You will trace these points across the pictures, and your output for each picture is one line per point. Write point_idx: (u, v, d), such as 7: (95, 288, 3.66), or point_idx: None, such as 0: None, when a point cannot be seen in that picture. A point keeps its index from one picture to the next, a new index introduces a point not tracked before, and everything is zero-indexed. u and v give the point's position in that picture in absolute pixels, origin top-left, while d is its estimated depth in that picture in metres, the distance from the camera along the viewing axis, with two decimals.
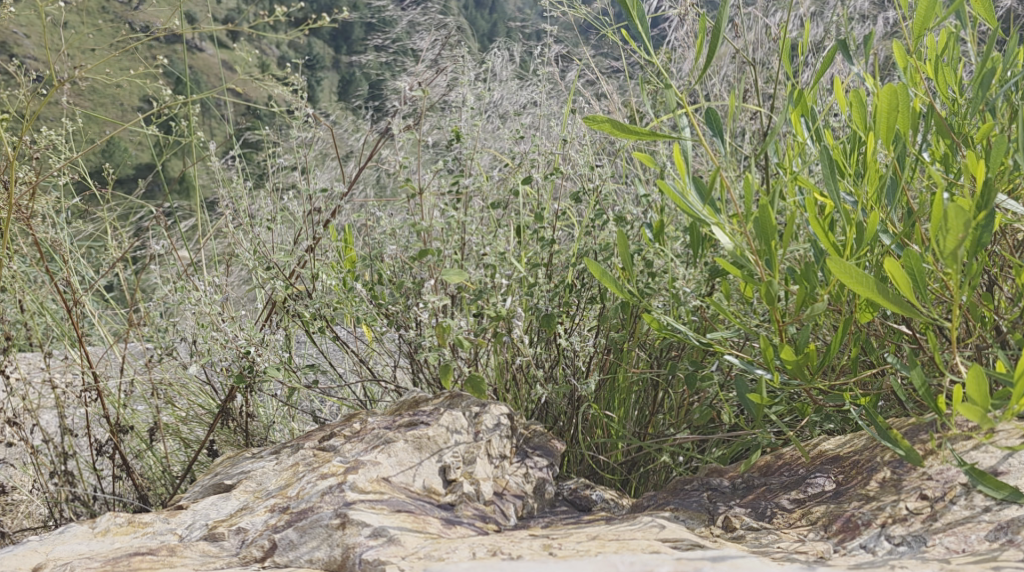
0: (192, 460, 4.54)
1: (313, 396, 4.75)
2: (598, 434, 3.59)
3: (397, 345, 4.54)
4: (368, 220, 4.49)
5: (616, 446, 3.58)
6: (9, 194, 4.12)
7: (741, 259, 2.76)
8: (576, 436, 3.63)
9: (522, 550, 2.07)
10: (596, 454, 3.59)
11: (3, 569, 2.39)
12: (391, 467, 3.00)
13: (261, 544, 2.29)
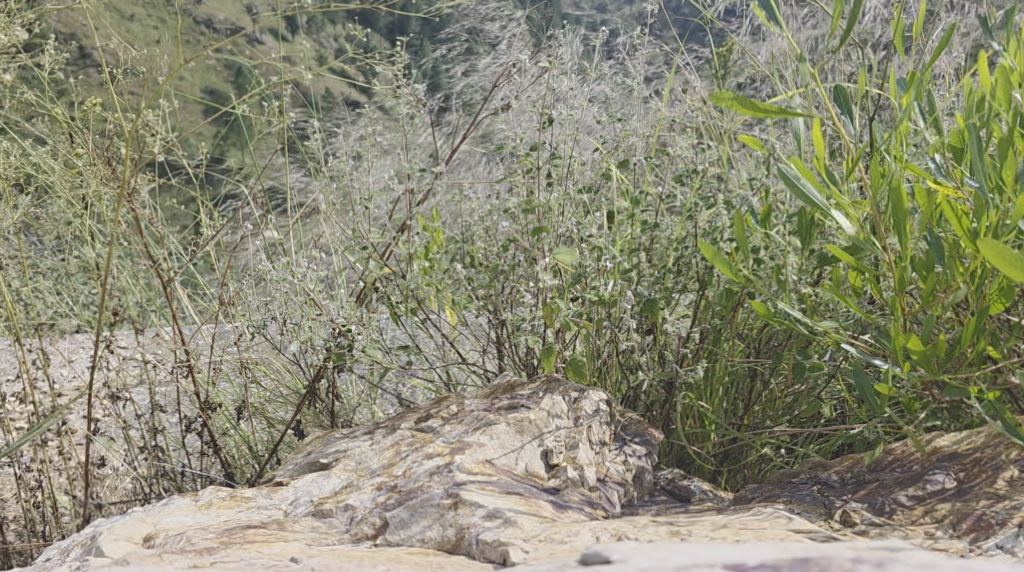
0: (279, 439, 4.55)
1: (399, 378, 4.74)
2: (691, 424, 3.51)
3: (486, 330, 4.52)
4: (461, 202, 4.46)
5: (710, 437, 3.51)
6: (114, 169, 4.14)
7: (862, 245, 2.69)
8: (668, 425, 3.55)
9: (649, 535, 2.03)
10: (689, 444, 3.51)
11: (114, 538, 2.37)
12: (493, 449, 2.97)
13: (372, 521, 2.28)
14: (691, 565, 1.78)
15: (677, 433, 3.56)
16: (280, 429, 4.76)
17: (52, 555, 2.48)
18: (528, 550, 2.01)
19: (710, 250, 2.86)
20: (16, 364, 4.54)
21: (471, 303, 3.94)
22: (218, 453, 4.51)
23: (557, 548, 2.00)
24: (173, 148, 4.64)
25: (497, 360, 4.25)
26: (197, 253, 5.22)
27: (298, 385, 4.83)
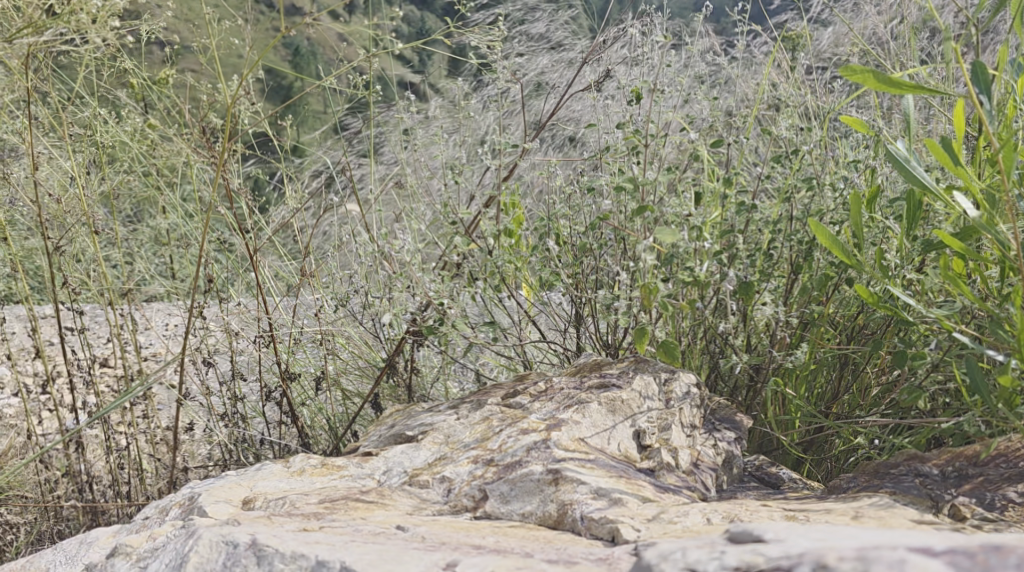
0: (357, 411, 4.54)
1: (478, 355, 4.73)
2: (778, 411, 3.44)
3: (568, 309, 4.48)
4: (549, 179, 4.41)
5: (796, 425, 3.43)
6: (216, 140, 4.15)
7: (990, 231, 2.60)
8: (753, 410, 3.48)
9: (762, 519, 2.00)
10: (775, 431, 3.43)
11: (213, 500, 2.38)
12: (586, 428, 2.94)
13: (471, 494, 2.26)
14: (870, 548, 1.66)
15: (764, 418, 3.49)
16: (358, 401, 4.77)
17: (152, 514, 2.53)
18: (639, 528, 1.99)
19: (822, 228, 2.84)
20: (108, 330, 4.60)
21: (559, 283, 3.89)
22: (297, 422, 4.52)
23: (667, 528, 1.97)
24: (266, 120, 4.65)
25: (578, 340, 4.20)
26: (282, 223, 5.23)
27: (377, 358, 4.83)
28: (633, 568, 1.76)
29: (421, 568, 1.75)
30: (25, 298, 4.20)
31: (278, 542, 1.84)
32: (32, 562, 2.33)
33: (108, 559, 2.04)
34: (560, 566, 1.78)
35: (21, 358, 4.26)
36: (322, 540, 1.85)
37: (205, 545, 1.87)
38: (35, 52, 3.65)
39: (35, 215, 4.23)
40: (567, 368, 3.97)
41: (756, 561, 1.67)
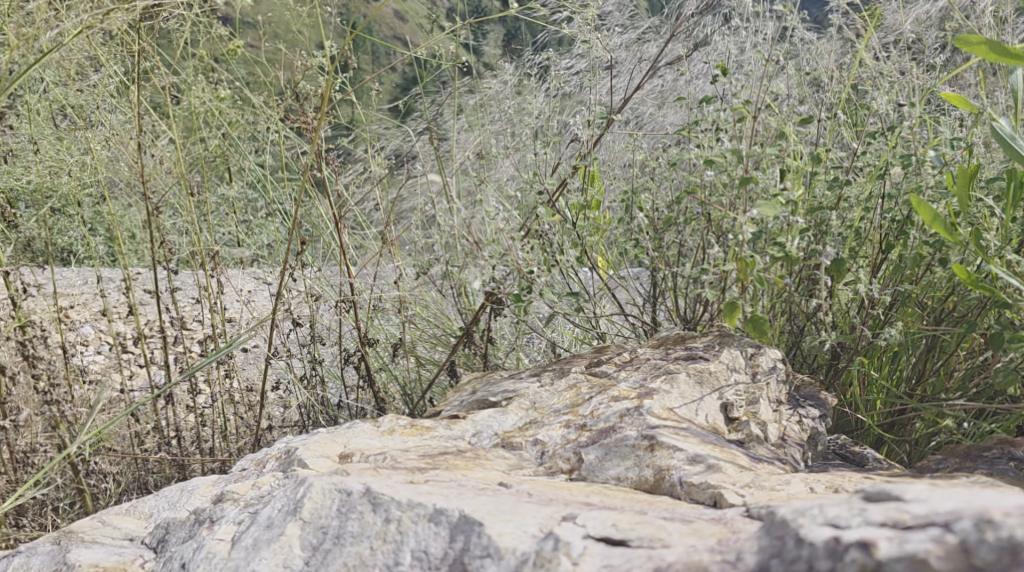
0: (431, 379, 4.51)
1: (556, 327, 4.73)
2: (860, 390, 3.39)
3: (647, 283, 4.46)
4: (637, 151, 4.39)
5: (877, 405, 3.38)
6: (316, 109, 4.19)
7: None
8: (835, 389, 3.44)
9: (864, 489, 2.00)
10: (856, 411, 3.37)
11: (312, 453, 2.43)
12: (672, 398, 2.93)
13: (566, 457, 2.28)
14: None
15: (845, 398, 3.45)
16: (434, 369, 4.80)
17: (249, 466, 2.60)
18: (742, 493, 1.99)
19: (925, 204, 2.81)
20: (197, 290, 4.68)
21: (643, 257, 3.84)
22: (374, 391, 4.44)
23: (770, 495, 1.97)
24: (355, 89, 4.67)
25: (650, 313, 4.11)
26: (365, 189, 5.27)
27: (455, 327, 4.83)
28: (749, 528, 1.77)
29: (539, 519, 1.81)
30: (121, 256, 4.28)
31: (392, 490, 1.90)
32: (135, 506, 2.39)
33: (216, 504, 2.09)
34: (678, 523, 1.81)
35: (116, 314, 4.35)
36: (434, 490, 1.91)
37: (317, 492, 1.94)
38: (144, 13, 3.70)
39: (132, 174, 4.30)
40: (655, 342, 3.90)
41: (902, 517, 1.63)
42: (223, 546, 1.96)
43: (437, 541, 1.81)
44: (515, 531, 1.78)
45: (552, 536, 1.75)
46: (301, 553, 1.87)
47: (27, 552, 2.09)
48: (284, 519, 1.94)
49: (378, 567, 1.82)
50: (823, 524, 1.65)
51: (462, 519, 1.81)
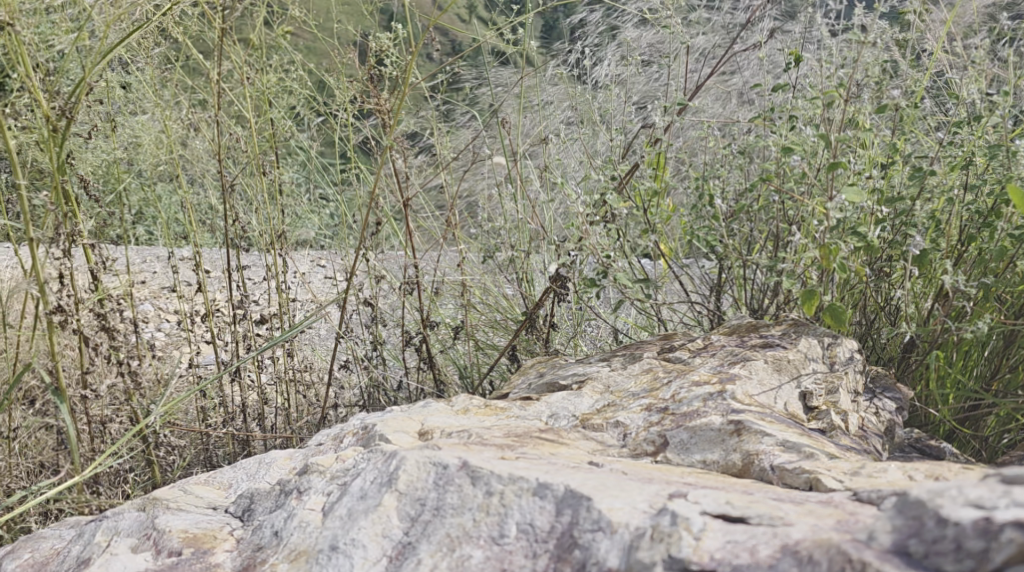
0: (490, 364, 4.23)
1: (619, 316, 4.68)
2: (931, 384, 3.17)
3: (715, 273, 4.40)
4: (709, 139, 4.33)
5: (949, 399, 3.16)
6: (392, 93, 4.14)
7: None
8: (905, 383, 3.23)
9: (967, 476, 1.95)
10: (928, 405, 3.14)
11: (391, 429, 2.42)
12: (750, 385, 2.87)
13: (651, 440, 2.25)
14: None
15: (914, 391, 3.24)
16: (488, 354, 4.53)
17: (325, 441, 2.59)
18: (840, 479, 1.96)
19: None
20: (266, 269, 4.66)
21: (716, 244, 3.62)
22: (436, 376, 4.19)
23: (868, 480, 1.94)
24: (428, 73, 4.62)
25: (718, 304, 3.85)
26: (432, 172, 5.25)
27: (514, 311, 4.55)
28: (865, 511, 1.74)
29: (648, 496, 1.79)
30: (194, 234, 4.26)
31: (490, 465, 1.90)
32: (213, 476, 2.39)
33: (301, 476, 2.09)
34: (791, 504, 1.78)
35: (187, 290, 4.34)
36: (532, 466, 1.92)
37: (412, 466, 1.94)
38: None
39: (206, 152, 4.28)
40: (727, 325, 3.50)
41: None
42: (314, 516, 1.96)
43: (543, 514, 1.81)
44: (625, 507, 1.77)
45: (667, 512, 1.73)
46: (400, 523, 1.87)
47: (113, 517, 2.07)
48: (378, 491, 1.93)
49: (482, 538, 1.81)
50: (966, 505, 1.61)
51: (568, 493, 1.81)
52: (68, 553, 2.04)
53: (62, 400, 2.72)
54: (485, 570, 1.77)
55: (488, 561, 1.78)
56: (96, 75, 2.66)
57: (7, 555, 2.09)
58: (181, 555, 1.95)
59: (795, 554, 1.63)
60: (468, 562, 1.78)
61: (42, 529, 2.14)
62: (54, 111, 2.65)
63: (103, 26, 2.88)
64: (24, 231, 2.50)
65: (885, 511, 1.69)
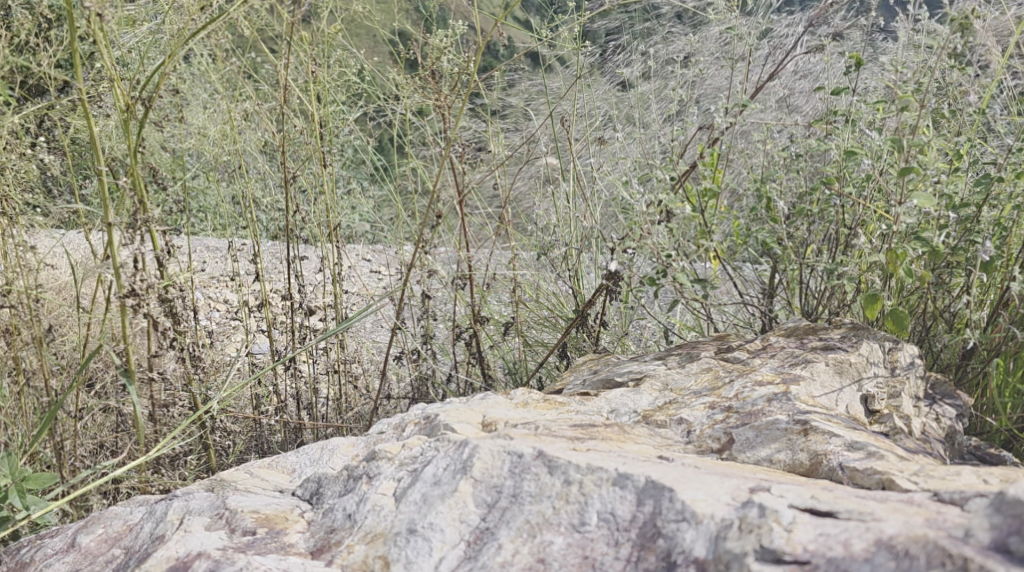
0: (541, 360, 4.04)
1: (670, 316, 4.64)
2: (983, 393, 3.04)
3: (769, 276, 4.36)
4: (768, 143, 4.29)
5: (1008, 407, 3.01)
6: (457, 91, 4.11)
7: None
8: (963, 391, 3.11)
9: None
10: (984, 412, 3.00)
11: (455, 419, 2.43)
12: (811, 386, 2.73)
13: (716, 437, 2.25)
14: None
15: (975, 398, 3.10)
16: (535, 352, 4.27)
17: (386, 429, 2.60)
18: (914, 480, 1.95)
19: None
20: (319, 259, 4.65)
21: (776, 245, 3.43)
22: (485, 370, 4.05)
23: (942, 481, 1.92)
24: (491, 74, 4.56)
25: (772, 305, 3.67)
26: (485, 169, 5.22)
27: (566, 310, 4.28)
28: (953, 510, 1.73)
29: (728, 489, 1.81)
30: (253, 223, 4.27)
31: (568, 455, 1.92)
32: (277, 461, 2.41)
33: (369, 462, 2.11)
34: (875, 501, 1.78)
35: (244, 278, 4.35)
36: (607, 457, 1.94)
37: (486, 454, 1.97)
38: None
39: (266, 145, 4.26)
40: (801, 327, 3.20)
41: None
42: (387, 500, 1.98)
43: (624, 504, 1.83)
44: (708, 499, 1.79)
45: (754, 504, 1.74)
46: (477, 509, 1.89)
47: (184, 498, 2.11)
48: (452, 477, 1.95)
49: (563, 525, 1.83)
50: None
51: (649, 484, 1.83)
52: (141, 529, 2.07)
53: (131, 381, 2.73)
54: (567, 556, 1.79)
55: (570, 548, 1.80)
56: (174, 66, 2.65)
57: (82, 529, 2.13)
58: (255, 534, 1.97)
59: (890, 548, 1.62)
60: (549, 548, 1.80)
61: (113, 506, 2.17)
62: (134, 99, 2.65)
63: (183, 15, 2.89)
64: (98, 216, 2.51)
65: (977, 511, 1.69)
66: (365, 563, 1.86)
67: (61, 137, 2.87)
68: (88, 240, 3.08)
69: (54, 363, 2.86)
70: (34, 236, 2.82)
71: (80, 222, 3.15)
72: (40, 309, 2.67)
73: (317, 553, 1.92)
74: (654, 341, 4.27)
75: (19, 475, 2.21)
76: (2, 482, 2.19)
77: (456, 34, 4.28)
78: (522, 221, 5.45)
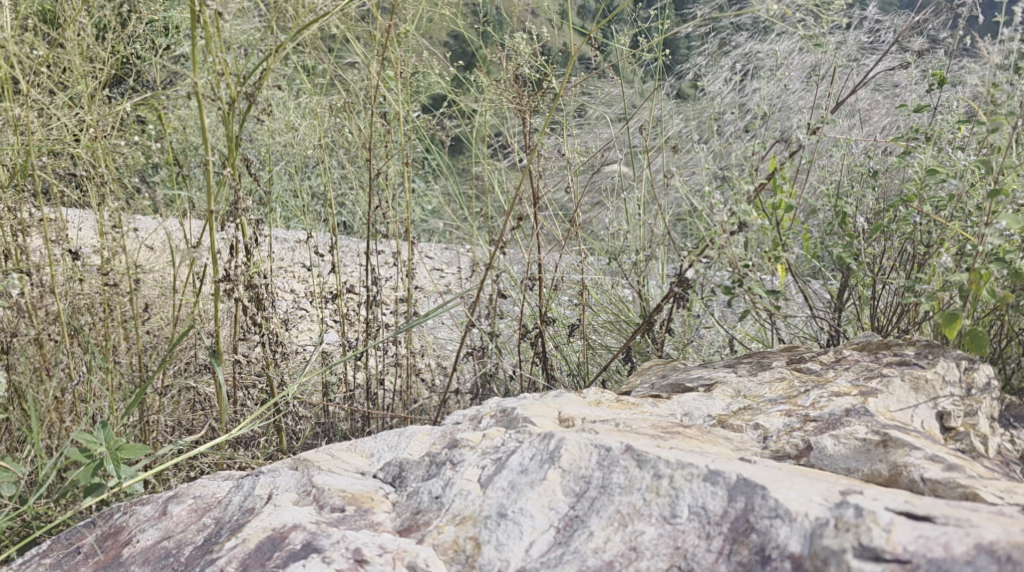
0: (605, 363, 3.97)
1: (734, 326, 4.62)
2: None
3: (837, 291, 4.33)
4: (847, 159, 4.24)
5: None
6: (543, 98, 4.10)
7: None
8: None
9: None
10: None
11: (532, 414, 2.46)
12: (886, 401, 2.68)
13: (794, 443, 2.27)
14: None
15: None
16: (600, 355, 4.23)
17: (461, 421, 2.63)
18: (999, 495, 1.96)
19: None
20: (392, 254, 4.69)
21: (851, 259, 3.38)
22: (549, 371, 4.02)
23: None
24: (574, 82, 4.55)
25: (842, 320, 3.62)
26: (557, 173, 5.22)
27: (634, 314, 4.23)
28: None
29: (821, 490, 1.83)
30: (331, 218, 4.32)
31: (655, 450, 1.96)
32: (356, 444, 2.40)
33: (451, 448, 2.15)
34: (969, 510, 1.78)
35: (320, 268, 4.40)
36: (694, 455, 1.97)
37: (573, 446, 2.02)
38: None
39: (345, 142, 4.28)
40: (874, 343, 3.14)
41: None
42: (473, 485, 2.02)
43: (716, 499, 1.86)
44: (801, 498, 1.81)
45: (849, 504, 1.76)
46: (566, 498, 1.94)
47: (270, 474, 2.18)
48: (540, 467, 2.00)
49: (654, 517, 1.86)
50: None
51: (741, 481, 1.86)
52: (230, 502, 2.14)
53: (218, 362, 2.79)
54: (658, 546, 1.82)
55: (661, 538, 1.83)
56: (280, 63, 2.71)
57: (171, 499, 2.19)
58: (345, 512, 2.03)
59: (991, 553, 1.64)
60: (641, 538, 1.84)
61: (201, 478, 2.24)
62: (241, 95, 2.71)
63: (285, 13, 2.93)
64: (199, 204, 2.57)
65: None
66: (456, 543, 1.91)
67: (162, 126, 2.93)
68: (180, 226, 3.14)
69: (145, 340, 2.93)
70: (133, 217, 2.89)
71: (175, 206, 3.22)
72: (137, 286, 2.74)
73: (405, 532, 1.97)
74: (717, 351, 4.24)
75: (113, 444, 2.28)
76: (97, 450, 2.27)
77: (542, 42, 4.26)
78: (589, 226, 5.45)
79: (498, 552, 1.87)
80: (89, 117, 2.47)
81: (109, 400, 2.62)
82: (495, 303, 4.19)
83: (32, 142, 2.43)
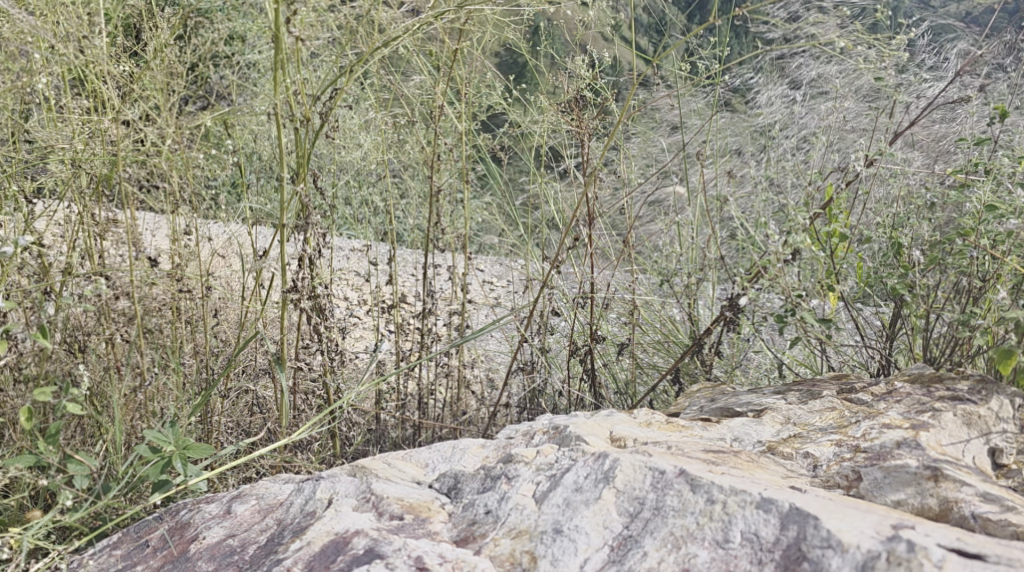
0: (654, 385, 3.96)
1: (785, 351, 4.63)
2: None
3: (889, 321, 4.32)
4: (905, 190, 4.23)
5: None
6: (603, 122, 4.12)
7: None
8: None
9: None
10: None
11: (583, 432, 2.51)
12: (938, 434, 2.67)
13: (845, 473, 2.30)
14: None
15: None
16: (650, 375, 4.25)
17: (515, 436, 2.68)
18: None
19: None
20: (447, 267, 4.74)
21: (907, 291, 3.38)
22: (597, 389, 4.04)
23: None
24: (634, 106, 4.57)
25: (894, 351, 3.61)
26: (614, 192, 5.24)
27: (685, 336, 4.25)
28: None
29: (873, 523, 1.86)
30: (390, 230, 4.37)
31: (709, 475, 2.00)
32: (411, 454, 2.46)
33: (507, 463, 2.20)
34: (1020, 550, 1.81)
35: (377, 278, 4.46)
36: (747, 481, 2.01)
37: (627, 468, 2.06)
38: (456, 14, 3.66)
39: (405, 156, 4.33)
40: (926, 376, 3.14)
41: None
42: (529, 501, 2.07)
43: (768, 526, 1.89)
44: (853, 530, 1.84)
45: (901, 539, 1.79)
46: (620, 517, 1.98)
47: (330, 479, 2.24)
48: (595, 486, 2.05)
49: (706, 540, 1.90)
50: None
51: (793, 510, 1.89)
52: (291, 505, 2.21)
53: (281, 368, 2.86)
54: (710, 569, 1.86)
55: (714, 562, 1.87)
56: (349, 82, 2.77)
57: (236, 499, 2.27)
58: (404, 520, 2.08)
59: None
60: (694, 560, 1.88)
61: (265, 480, 2.31)
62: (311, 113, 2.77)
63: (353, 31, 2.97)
64: (269, 216, 2.64)
65: None
66: (513, 556, 1.96)
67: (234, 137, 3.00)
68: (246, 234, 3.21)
69: (210, 343, 3.01)
70: (204, 224, 2.97)
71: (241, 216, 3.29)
72: (208, 291, 2.82)
73: (462, 543, 2.03)
74: (766, 374, 4.24)
75: (182, 443, 2.36)
76: (167, 448, 2.35)
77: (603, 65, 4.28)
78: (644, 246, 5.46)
79: (553, 567, 1.92)
80: (171, 129, 2.57)
81: (177, 400, 2.70)
82: (547, 320, 4.22)
83: (116, 151, 2.52)
